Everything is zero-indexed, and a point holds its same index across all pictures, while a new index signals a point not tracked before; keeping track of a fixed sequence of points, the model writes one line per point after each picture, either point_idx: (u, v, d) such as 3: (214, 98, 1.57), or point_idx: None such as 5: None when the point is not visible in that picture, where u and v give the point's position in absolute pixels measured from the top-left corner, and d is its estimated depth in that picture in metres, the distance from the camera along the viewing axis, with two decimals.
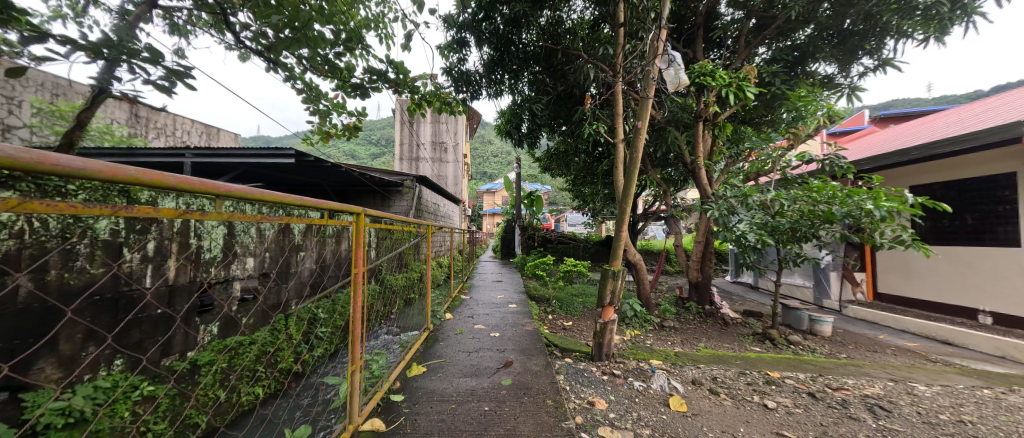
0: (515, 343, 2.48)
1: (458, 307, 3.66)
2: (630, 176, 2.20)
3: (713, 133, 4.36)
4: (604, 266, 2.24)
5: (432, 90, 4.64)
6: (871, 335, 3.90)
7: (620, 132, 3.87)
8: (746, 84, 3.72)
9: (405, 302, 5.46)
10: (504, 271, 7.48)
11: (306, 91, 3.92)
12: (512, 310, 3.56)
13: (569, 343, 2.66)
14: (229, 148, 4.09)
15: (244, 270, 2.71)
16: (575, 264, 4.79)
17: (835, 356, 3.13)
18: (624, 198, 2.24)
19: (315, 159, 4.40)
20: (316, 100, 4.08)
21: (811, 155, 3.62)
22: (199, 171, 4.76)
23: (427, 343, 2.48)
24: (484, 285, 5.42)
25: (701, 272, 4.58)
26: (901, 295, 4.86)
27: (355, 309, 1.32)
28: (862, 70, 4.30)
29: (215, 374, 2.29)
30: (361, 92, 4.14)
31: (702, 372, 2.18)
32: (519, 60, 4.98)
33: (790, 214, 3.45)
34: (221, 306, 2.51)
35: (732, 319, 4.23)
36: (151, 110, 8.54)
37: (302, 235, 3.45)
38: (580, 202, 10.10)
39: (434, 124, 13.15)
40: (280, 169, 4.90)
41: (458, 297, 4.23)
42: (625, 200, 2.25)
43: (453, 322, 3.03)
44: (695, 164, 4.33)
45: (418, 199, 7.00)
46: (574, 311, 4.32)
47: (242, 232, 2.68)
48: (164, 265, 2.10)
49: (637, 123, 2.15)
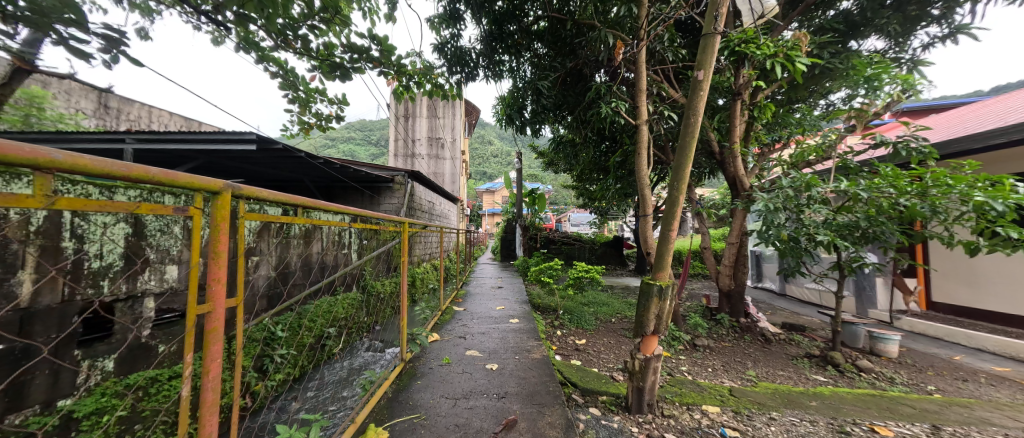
0: (520, 383, 1.83)
1: (449, 324, 3.00)
2: (686, 152, 1.50)
3: (751, 115, 3.69)
4: (646, 281, 1.58)
5: (421, 69, 4.03)
6: (943, 355, 3.27)
7: (644, 112, 3.23)
8: (798, 53, 3.09)
9: (392, 312, 4.81)
10: (505, 275, 6.84)
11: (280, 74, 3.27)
12: (513, 328, 2.89)
13: (592, 380, 2.02)
14: (176, 132, 3.41)
15: (162, 283, 2.06)
16: (586, 269, 3.96)
17: (923, 389, 2.48)
18: (679, 186, 1.54)
19: (283, 147, 3.73)
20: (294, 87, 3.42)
21: (883, 136, 2.91)
22: (147, 161, 4.07)
23: (399, 382, 1.82)
24: (481, 292, 4.77)
25: (733, 279, 3.89)
26: (962, 305, 4.21)
27: (206, 387, 0.65)
28: (926, 42, 3.66)
29: (105, 429, 1.66)
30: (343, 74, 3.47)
31: (786, 433, 1.56)
32: (522, 37, 4.32)
33: (857, 209, 2.81)
34: (125, 331, 1.87)
35: (774, 334, 3.58)
36: (123, 100, 7.86)
37: (255, 236, 2.79)
38: (585, 201, 9.48)
39: (431, 119, 12.56)
40: (243, 157, 4.20)
41: (449, 309, 3.59)
42: (677, 188, 1.55)
43: (440, 347, 2.38)
44: (731, 150, 3.66)
45: (410, 197, 6.37)
46: (587, 325, 3.69)
47: (160, 232, 2.02)
48: (14, 280, 1.44)
49: (695, 74, 1.48)
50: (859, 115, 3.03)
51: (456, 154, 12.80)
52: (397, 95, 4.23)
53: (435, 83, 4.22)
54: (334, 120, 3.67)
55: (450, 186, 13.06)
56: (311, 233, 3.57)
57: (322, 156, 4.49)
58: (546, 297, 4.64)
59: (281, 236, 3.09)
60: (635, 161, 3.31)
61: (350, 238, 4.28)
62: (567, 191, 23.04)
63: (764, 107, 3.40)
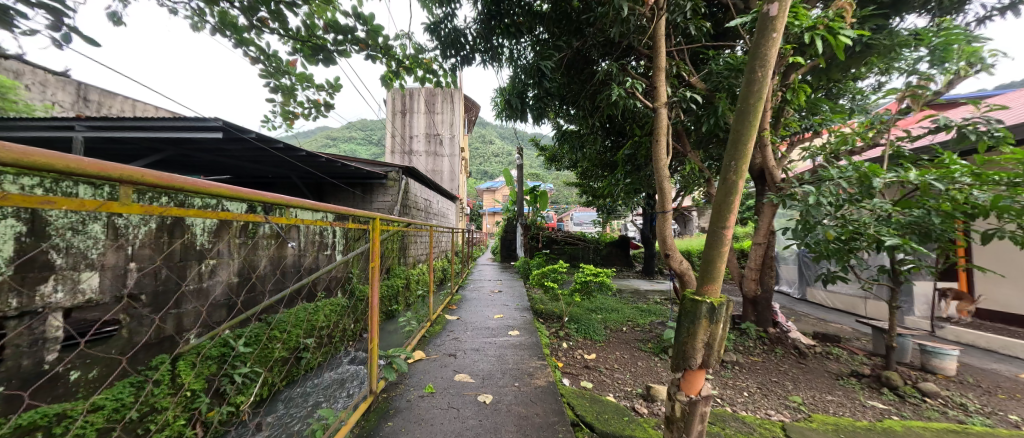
0: (519, 425, 1.41)
1: (438, 337, 2.60)
2: (749, 120, 1.07)
3: (782, 98, 3.25)
4: (695, 299, 1.14)
5: (411, 52, 3.61)
6: (1006, 373, 2.84)
7: (663, 94, 2.81)
8: (844, 24, 2.66)
9: (386, 314, 4.18)
10: (505, 277, 6.43)
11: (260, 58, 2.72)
12: (513, 343, 2.48)
13: (610, 417, 1.62)
14: (133, 119, 3.01)
15: (80, 295, 1.66)
16: (594, 273, 3.55)
17: (1007, 421, 2.05)
18: (739, 166, 1.10)
19: (255, 136, 3.33)
20: (279, 74, 2.90)
21: (946, 118, 2.47)
22: (106, 152, 3.65)
23: (363, 426, 1.39)
24: (477, 297, 4.35)
25: (759, 284, 3.46)
26: (1015, 313, 3.75)
27: None
28: (982, 16, 3.21)
29: None
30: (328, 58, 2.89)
31: None
32: (524, 18, 3.90)
33: (921, 204, 2.36)
34: (20, 357, 1.46)
35: (809, 348, 3.16)
36: (104, 94, 7.45)
37: (210, 235, 2.38)
38: (589, 199, 9.08)
39: (429, 115, 12.27)
40: (214, 148, 3.79)
41: (441, 318, 3.17)
42: (737, 170, 1.11)
43: (424, 370, 1.97)
44: (759, 137, 3.23)
45: (403, 194, 5.97)
46: (596, 336, 3.28)
47: (74, 231, 1.62)
48: None
49: (763, 11, 1.05)
50: (915, 95, 2.60)
51: (456, 151, 12.37)
52: (385, 81, 3.73)
53: (427, 68, 3.82)
54: (324, 109, 3.31)
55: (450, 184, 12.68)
56: (284, 233, 3.16)
57: (304, 148, 4.10)
58: (548, 302, 4.23)
59: (246, 236, 2.69)
60: (653, 150, 2.90)
61: (333, 238, 3.88)
62: (569, 190, 22.67)
63: (800, 88, 2.98)
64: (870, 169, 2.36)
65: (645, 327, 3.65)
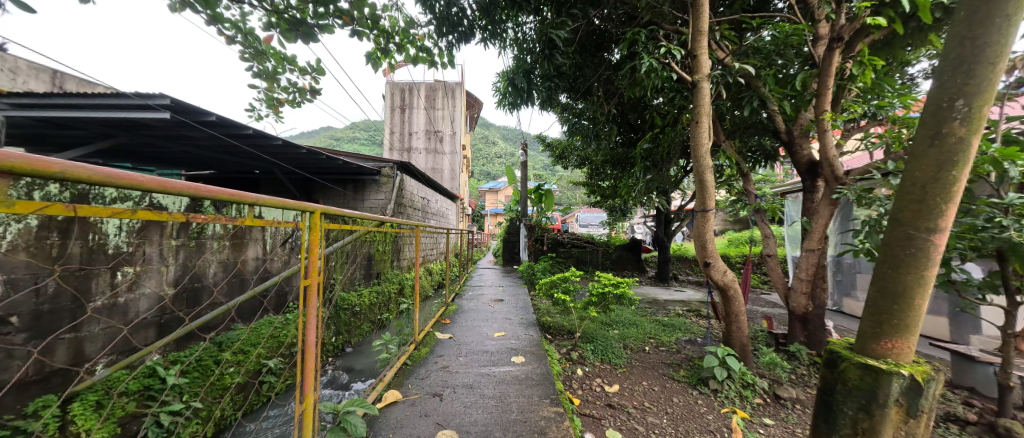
0: None
1: (424, 366, 2.06)
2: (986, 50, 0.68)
3: (843, 75, 2.67)
4: (876, 370, 0.77)
5: (401, 25, 3.03)
6: None
7: (705, 65, 2.27)
8: None
9: (372, 326, 3.65)
10: (507, 283, 5.92)
11: (235, 36, 2.17)
12: (516, 377, 1.95)
13: None
14: (64, 95, 2.53)
15: None
16: (613, 283, 3.00)
17: None
18: (978, 104, 0.68)
19: (213, 117, 2.82)
20: (261, 57, 2.37)
21: None
22: (48, 137, 3.15)
23: None
24: (476, 308, 3.80)
25: (811, 299, 2.90)
26: None
27: None
28: None
29: None
30: (312, 40, 2.28)
31: None
32: None
33: None
34: None
35: None
36: (83, 84, 7.00)
37: (132, 236, 1.89)
38: (597, 199, 8.54)
39: (430, 111, 11.83)
40: (172, 134, 3.28)
41: (430, 336, 2.65)
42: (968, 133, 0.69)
43: (396, 422, 1.44)
44: (816, 121, 2.62)
45: (398, 192, 5.45)
46: (616, 358, 2.74)
47: None
48: None
49: None
50: None
51: (456, 148, 11.82)
52: (369, 58, 3.15)
53: (420, 45, 3.29)
54: (311, 95, 2.81)
55: (450, 183, 12.07)
56: (243, 233, 2.65)
57: (280, 137, 3.57)
58: (558, 315, 3.69)
59: (188, 237, 2.20)
60: (691, 135, 2.37)
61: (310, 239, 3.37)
62: (574, 191, 22.10)
63: (871, 60, 2.42)
64: (1004, 153, 1.73)
65: (671, 347, 3.11)
